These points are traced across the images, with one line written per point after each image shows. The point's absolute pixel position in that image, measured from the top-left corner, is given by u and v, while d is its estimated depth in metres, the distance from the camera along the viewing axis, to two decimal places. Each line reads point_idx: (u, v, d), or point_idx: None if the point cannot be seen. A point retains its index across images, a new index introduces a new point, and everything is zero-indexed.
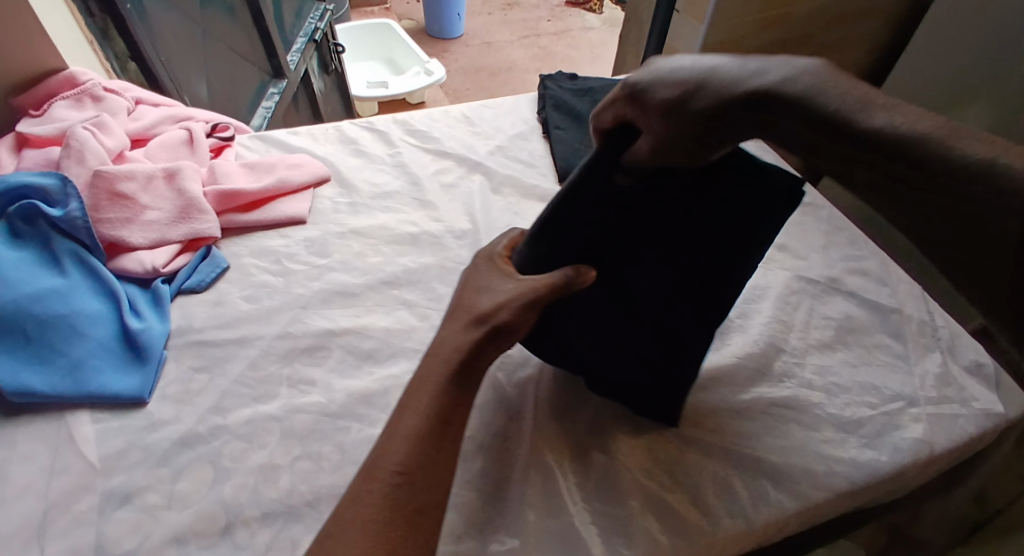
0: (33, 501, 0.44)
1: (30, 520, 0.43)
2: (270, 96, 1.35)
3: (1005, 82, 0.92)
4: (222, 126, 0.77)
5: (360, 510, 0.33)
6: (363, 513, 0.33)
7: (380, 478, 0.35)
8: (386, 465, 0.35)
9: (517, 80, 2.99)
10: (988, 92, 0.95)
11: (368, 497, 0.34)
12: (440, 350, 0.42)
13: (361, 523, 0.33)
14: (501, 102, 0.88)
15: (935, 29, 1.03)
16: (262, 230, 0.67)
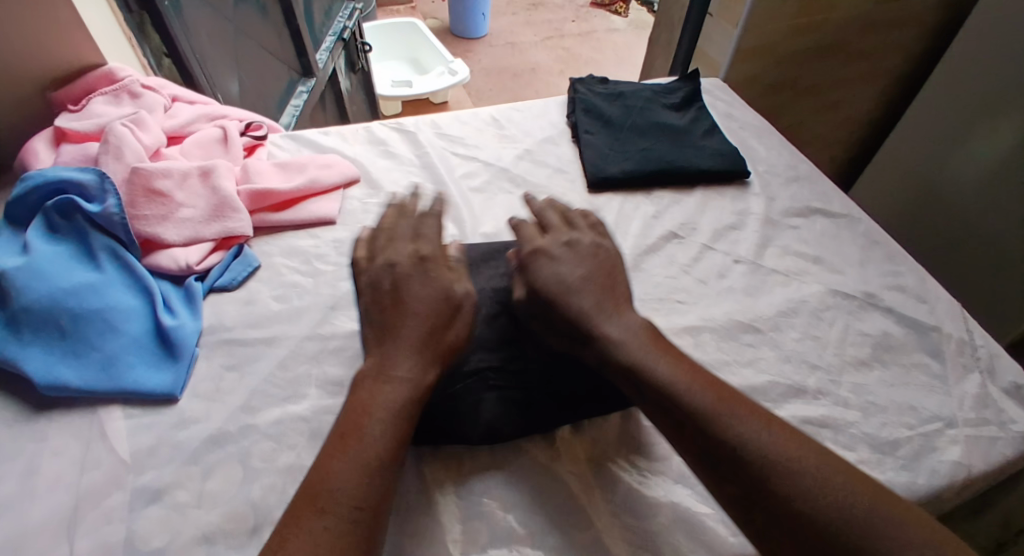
0: (67, 494, 0.45)
1: (63, 513, 0.44)
2: (298, 95, 1.36)
3: None
4: (256, 125, 0.78)
5: (320, 540, 0.35)
6: (324, 545, 0.34)
7: (330, 511, 0.36)
8: (341, 503, 0.36)
9: (540, 81, 2.98)
10: None
11: (324, 530, 0.35)
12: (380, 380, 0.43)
13: (329, 553, 0.34)
14: (530, 105, 0.88)
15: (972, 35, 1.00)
16: (292, 230, 0.68)
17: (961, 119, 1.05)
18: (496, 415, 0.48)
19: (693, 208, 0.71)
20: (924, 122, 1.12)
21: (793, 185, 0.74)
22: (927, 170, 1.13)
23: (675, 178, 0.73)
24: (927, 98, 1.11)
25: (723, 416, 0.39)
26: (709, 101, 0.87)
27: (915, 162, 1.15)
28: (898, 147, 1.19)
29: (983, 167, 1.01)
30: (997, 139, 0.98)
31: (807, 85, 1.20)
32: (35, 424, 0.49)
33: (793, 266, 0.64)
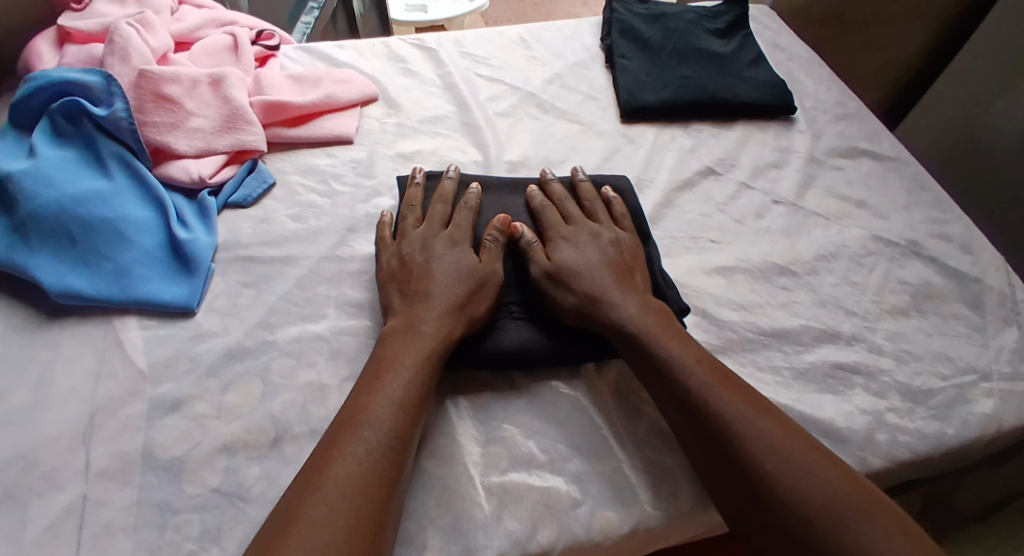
0: (87, 399, 0.45)
1: (84, 418, 0.44)
2: (309, 10, 1.28)
3: None
4: (267, 34, 0.73)
5: (344, 467, 0.34)
6: (347, 472, 0.34)
7: (362, 438, 0.36)
8: (376, 432, 0.37)
9: (562, 12, 2.81)
10: None
11: (353, 458, 0.35)
12: (413, 326, 0.44)
13: (356, 483, 0.34)
14: (561, 25, 0.82)
15: None
16: (308, 147, 0.64)
17: (1018, 67, 0.97)
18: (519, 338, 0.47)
19: (732, 143, 0.67)
20: (977, 68, 1.03)
21: (840, 123, 0.69)
22: (970, 121, 1.06)
23: (714, 110, 0.68)
24: (976, 42, 1.03)
25: (699, 388, 0.40)
26: (755, 29, 0.80)
27: (958, 111, 1.08)
28: (943, 94, 1.11)
29: None
30: None
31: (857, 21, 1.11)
32: (51, 331, 0.49)
33: (835, 209, 0.61)
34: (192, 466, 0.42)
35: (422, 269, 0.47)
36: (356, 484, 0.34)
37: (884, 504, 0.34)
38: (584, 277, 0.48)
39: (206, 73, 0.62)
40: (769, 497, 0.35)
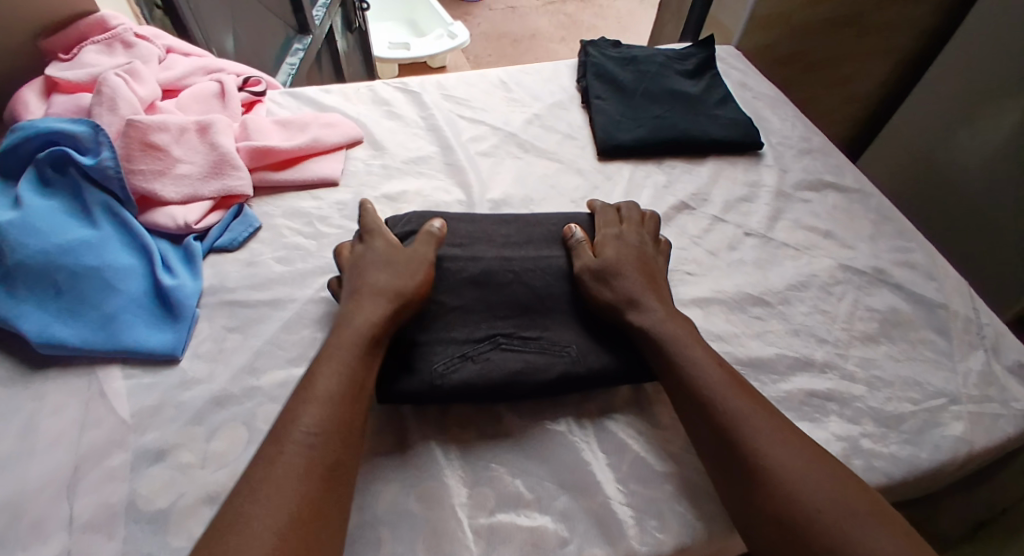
0: (68, 452, 0.44)
1: (65, 471, 0.43)
2: (295, 53, 1.31)
3: None
4: (253, 80, 0.75)
5: (275, 471, 0.35)
6: (279, 477, 0.35)
7: (290, 440, 0.37)
8: (300, 435, 0.37)
9: (541, 48, 2.91)
10: None
11: (281, 461, 0.36)
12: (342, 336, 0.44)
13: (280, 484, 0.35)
14: (539, 68, 0.85)
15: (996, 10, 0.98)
16: (294, 190, 0.66)
17: (972, 98, 1.03)
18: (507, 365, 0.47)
19: (705, 178, 0.70)
20: (936, 98, 1.10)
21: (805, 158, 0.73)
22: (932, 148, 1.12)
23: (687, 147, 0.72)
24: (935, 79, 1.10)
25: (717, 389, 0.43)
26: (722, 70, 0.85)
27: (921, 138, 1.14)
28: (906, 122, 1.17)
29: (988, 148, 1.01)
30: (1005, 118, 0.98)
31: (819, 58, 1.17)
32: (33, 382, 0.48)
33: (804, 240, 0.64)
34: (176, 517, 0.41)
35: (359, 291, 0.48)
36: (282, 487, 0.35)
37: (875, 503, 0.36)
38: (626, 277, 0.52)
39: (192, 121, 0.64)
40: (768, 490, 0.37)
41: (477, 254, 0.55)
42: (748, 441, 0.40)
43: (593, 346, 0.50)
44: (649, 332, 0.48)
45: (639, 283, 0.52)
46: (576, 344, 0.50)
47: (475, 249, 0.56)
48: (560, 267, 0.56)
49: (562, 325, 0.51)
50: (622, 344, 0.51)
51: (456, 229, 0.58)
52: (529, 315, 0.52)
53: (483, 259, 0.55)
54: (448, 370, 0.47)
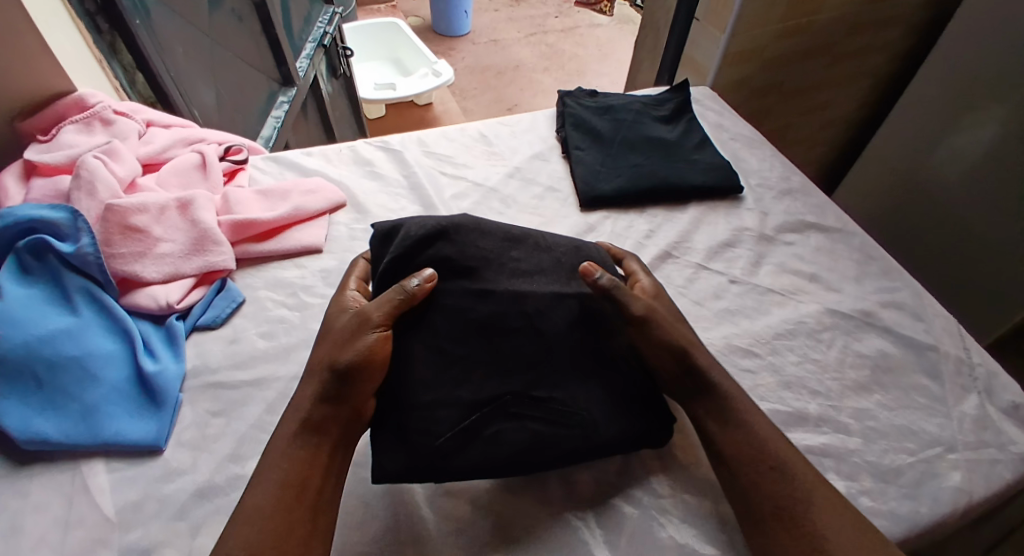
0: None
1: None
2: (280, 105, 1.33)
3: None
4: (234, 149, 0.75)
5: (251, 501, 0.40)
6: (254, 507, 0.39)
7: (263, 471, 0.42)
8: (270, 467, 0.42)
9: (525, 79, 2.96)
10: (1008, 100, 0.94)
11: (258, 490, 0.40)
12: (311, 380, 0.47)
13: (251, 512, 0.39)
14: (518, 119, 0.87)
15: (959, 31, 1.00)
16: (277, 260, 0.66)
17: (945, 116, 1.05)
18: (515, 439, 0.45)
19: (687, 225, 0.70)
20: (911, 118, 1.12)
21: (786, 199, 0.73)
22: (911, 167, 1.14)
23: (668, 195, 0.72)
24: (912, 95, 1.12)
25: (777, 448, 0.45)
26: (699, 112, 0.86)
27: (899, 156, 1.16)
28: (885, 142, 1.19)
29: (964, 162, 1.02)
30: (978, 132, 0.99)
31: (795, 87, 1.19)
32: (12, 481, 0.47)
33: (790, 284, 0.64)
34: None
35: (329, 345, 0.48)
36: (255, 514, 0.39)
37: None
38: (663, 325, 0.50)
39: (174, 198, 0.64)
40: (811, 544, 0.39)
41: (487, 288, 0.50)
42: (798, 493, 0.42)
43: (609, 415, 0.48)
44: (713, 389, 0.49)
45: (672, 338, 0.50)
46: (591, 411, 0.48)
47: (484, 281, 0.51)
48: (576, 305, 0.51)
49: (578, 388, 0.48)
50: (632, 404, 0.50)
51: (467, 248, 0.52)
52: (538, 371, 0.48)
53: (494, 294, 0.50)
54: (456, 446, 0.45)
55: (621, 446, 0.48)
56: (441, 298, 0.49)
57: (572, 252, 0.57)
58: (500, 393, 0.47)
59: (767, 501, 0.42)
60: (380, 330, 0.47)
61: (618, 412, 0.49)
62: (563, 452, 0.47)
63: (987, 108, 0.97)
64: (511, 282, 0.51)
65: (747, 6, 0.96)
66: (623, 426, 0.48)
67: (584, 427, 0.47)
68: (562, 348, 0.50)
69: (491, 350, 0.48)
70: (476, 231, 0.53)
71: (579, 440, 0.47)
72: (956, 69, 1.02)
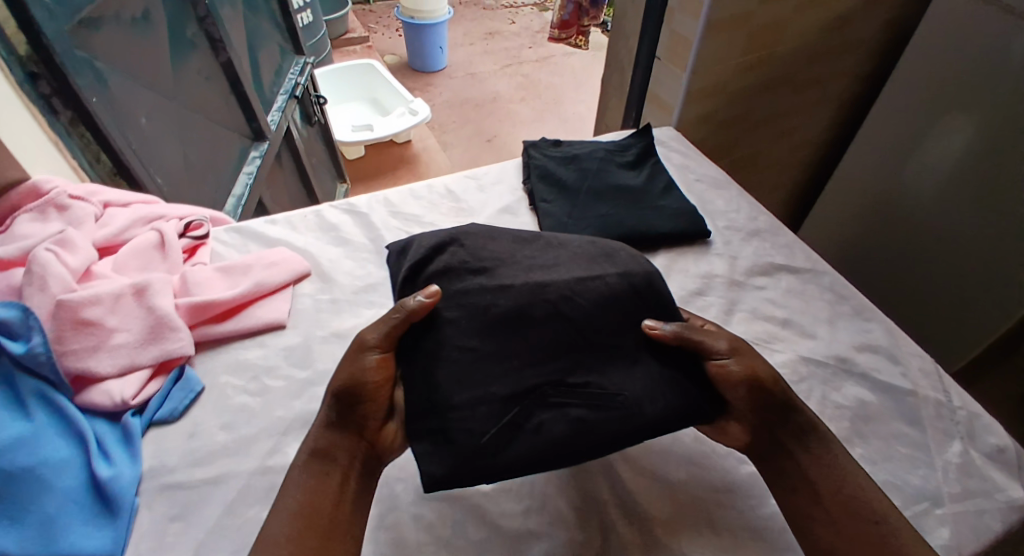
0: None
1: None
2: (253, 161, 1.33)
3: (997, 97, 0.90)
4: (195, 224, 0.75)
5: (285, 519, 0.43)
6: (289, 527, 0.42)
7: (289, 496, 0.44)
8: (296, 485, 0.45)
9: (503, 110, 3.00)
10: (978, 108, 0.93)
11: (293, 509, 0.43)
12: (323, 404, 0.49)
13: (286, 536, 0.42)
14: (486, 170, 0.86)
15: (925, 41, 1.00)
16: (239, 340, 0.65)
17: (917, 126, 1.04)
18: (558, 431, 0.47)
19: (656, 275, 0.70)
20: (883, 128, 1.12)
21: (755, 240, 0.73)
22: (888, 178, 1.13)
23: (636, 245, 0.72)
24: (882, 106, 1.11)
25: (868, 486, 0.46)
26: (664, 154, 0.86)
27: (875, 168, 1.15)
28: (859, 155, 1.19)
29: (939, 172, 1.02)
30: (949, 140, 0.99)
31: (762, 116, 1.21)
32: None
33: (763, 332, 0.63)
34: None
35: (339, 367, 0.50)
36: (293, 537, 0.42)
37: None
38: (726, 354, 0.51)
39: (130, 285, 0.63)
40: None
41: (505, 283, 0.53)
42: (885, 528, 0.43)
43: (650, 391, 0.49)
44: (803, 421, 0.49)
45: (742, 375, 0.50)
46: (636, 388, 0.49)
47: (501, 277, 0.54)
48: (608, 285, 0.53)
49: (617, 368, 0.50)
50: (683, 383, 0.50)
51: (478, 250, 0.56)
52: (570, 355, 0.50)
53: (511, 287, 0.52)
54: (501, 440, 0.47)
55: (676, 420, 0.49)
56: (461, 294, 0.52)
57: (587, 247, 0.59)
58: (538, 384, 0.48)
59: (815, 537, 0.45)
60: (380, 354, 0.50)
61: (661, 398, 0.49)
62: (616, 441, 0.48)
63: (954, 117, 0.97)
64: (529, 275, 0.54)
65: (706, 45, 0.98)
66: (665, 413, 0.48)
67: (625, 412, 0.48)
68: (595, 332, 0.51)
69: (520, 342, 0.50)
70: (484, 240, 0.57)
71: (627, 430, 0.48)
72: (921, 79, 1.02)
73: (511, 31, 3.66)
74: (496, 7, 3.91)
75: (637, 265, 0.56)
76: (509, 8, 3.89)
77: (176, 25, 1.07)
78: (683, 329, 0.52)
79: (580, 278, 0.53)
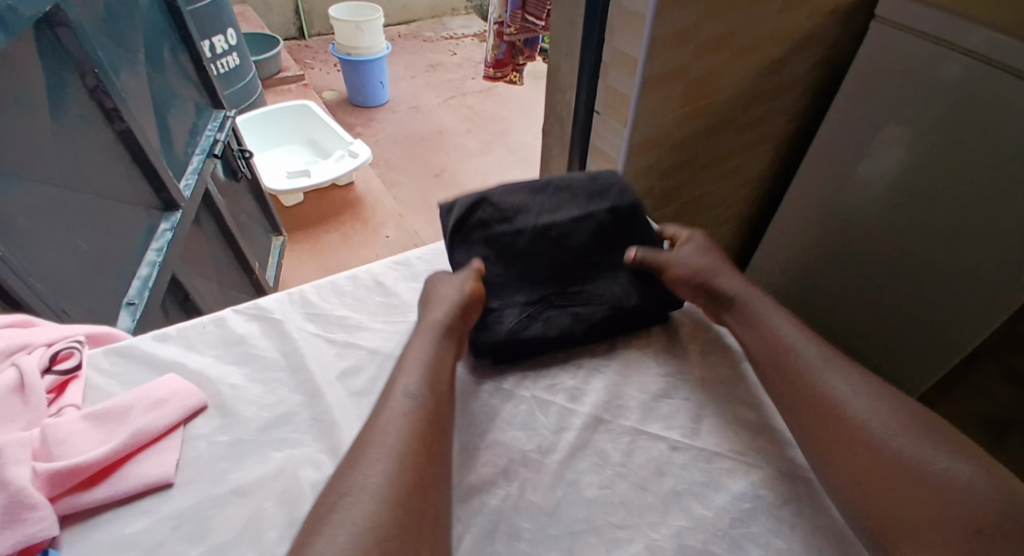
0: None
1: None
2: (164, 235, 1.19)
3: (935, 105, 0.85)
4: (63, 354, 0.62)
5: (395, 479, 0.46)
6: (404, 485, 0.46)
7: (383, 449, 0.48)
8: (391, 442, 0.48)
9: (448, 143, 2.93)
10: (919, 117, 0.88)
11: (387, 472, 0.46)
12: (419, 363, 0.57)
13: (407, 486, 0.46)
14: (417, 257, 0.78)
15: (863, 63, 0.93)
16: (114, 509, 0.52)
17: (858, 142, 0.98)
18: (564, 322, 0.65)
19: (612, 376, 0.63)
20: (824, 153, 1.04)
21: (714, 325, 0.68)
22: (832, 207, 1.07)
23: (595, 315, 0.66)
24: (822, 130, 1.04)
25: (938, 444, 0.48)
26: None
27: (821, 198, 1.08)
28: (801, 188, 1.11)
29: (883, 189, 0.96)
30: (891, 154, 0.93)
31: (706, 160, 1.17)
32: None
33: (735, 442, 0.57)
34: None
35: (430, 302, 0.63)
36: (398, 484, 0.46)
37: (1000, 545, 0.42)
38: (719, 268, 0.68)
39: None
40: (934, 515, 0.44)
41: (518, 212, 0.70)
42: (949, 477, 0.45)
43: (625, 290, 0.68)
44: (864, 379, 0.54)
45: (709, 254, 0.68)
46: (617, 290, 0.68)
47: (522, 220, 0.70)
48: (599, 221, 0.70)
49: (600, 278, 0.69)
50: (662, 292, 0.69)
51: (501, 205, 0.70)
52: (570, 281, 0.69)
53: (523, 232, 0.69)
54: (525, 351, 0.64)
55: (651, 310, 0.68)
56: (490, 232, 0.69)
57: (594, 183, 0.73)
58: (546, 294, 0.67)
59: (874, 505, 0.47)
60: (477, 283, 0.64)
61: (644, 288, 0.69)
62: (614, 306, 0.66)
63: (893, 130, 0.92)
64: (540, 217, 0.70)
65: (644, 101, 0.93)
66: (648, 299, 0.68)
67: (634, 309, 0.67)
68: (590, 243, 0.70)
69: (557, 289, 0.68)
70: (508, 192, 0.71)
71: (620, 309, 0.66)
72: (856, 96, 0.96)
73: (452, 63, 3.61)
74: (436, 38, 3.86)
75: (627, 202, 0.71)
76: (448, 38, 3.85)
77: (58, 99, 0.94)
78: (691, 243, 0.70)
79: (595, 224, 0.71)
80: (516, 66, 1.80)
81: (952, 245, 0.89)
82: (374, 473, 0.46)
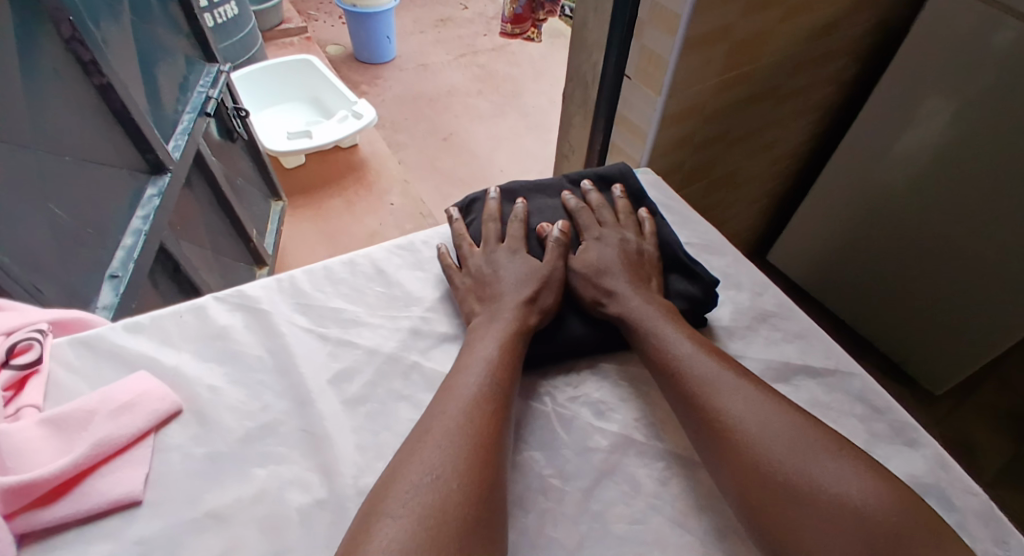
0: None
1: None
2: (152, 201, 1.10)
3: (970, 77, 0.88)
4: (22, 346, 0.53)
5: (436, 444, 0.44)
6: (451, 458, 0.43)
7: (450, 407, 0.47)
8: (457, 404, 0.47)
9: (456, 105, 2.79)
10: (954, 88, 0.91)
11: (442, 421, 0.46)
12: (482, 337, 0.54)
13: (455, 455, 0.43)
14: (423, 241, 0.69)
15: (911, 41, 0.94)
16: (74, 532, 0.44)
17: (886, 128, 1.04)
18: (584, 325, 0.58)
19: (643, 388, 0.55)
20: (850, 147, 1.13)
21: (763, 329, 0.62)
22: (876, 191, 1.12)
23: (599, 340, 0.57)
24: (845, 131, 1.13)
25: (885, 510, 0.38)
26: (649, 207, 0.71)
27: (849, 195, 1.18)
28: (827, 186, 1.21)
29: (920, 163, 1.01)
30: (931, 125, 0.96)
31: (741, 134, 1.06)
32: None
33: None
34: None
35: (493, 278, 0.59)
36: (451, 434, 0.44)
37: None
38: (613, 273, 0.59)
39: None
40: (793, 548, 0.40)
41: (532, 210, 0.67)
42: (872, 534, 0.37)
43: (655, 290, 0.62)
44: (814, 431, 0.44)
45: (619, 260, 0.61)
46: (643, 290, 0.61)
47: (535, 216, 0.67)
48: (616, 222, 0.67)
49: None
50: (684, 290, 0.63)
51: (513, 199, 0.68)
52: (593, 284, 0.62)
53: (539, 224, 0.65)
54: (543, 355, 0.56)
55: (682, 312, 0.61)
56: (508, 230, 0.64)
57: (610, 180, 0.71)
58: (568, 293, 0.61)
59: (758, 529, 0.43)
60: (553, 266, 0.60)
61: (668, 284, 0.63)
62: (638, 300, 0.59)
63: (936, 99, 0.94)
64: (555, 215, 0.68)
65: (683, 65, 0.82)
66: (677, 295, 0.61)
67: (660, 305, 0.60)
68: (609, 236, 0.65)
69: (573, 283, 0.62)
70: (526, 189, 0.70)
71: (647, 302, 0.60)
72: (887, 82, 1.00)
73: (463, 18, 3.41)
74: None
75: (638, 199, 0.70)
76: None
77: (25, 49, 0.83)
78: (569, 243, 0.63)
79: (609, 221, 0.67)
80: (535, 21, 1.69)
81: (999, 218, 0.93)
82: (403, 492, 0.41)
